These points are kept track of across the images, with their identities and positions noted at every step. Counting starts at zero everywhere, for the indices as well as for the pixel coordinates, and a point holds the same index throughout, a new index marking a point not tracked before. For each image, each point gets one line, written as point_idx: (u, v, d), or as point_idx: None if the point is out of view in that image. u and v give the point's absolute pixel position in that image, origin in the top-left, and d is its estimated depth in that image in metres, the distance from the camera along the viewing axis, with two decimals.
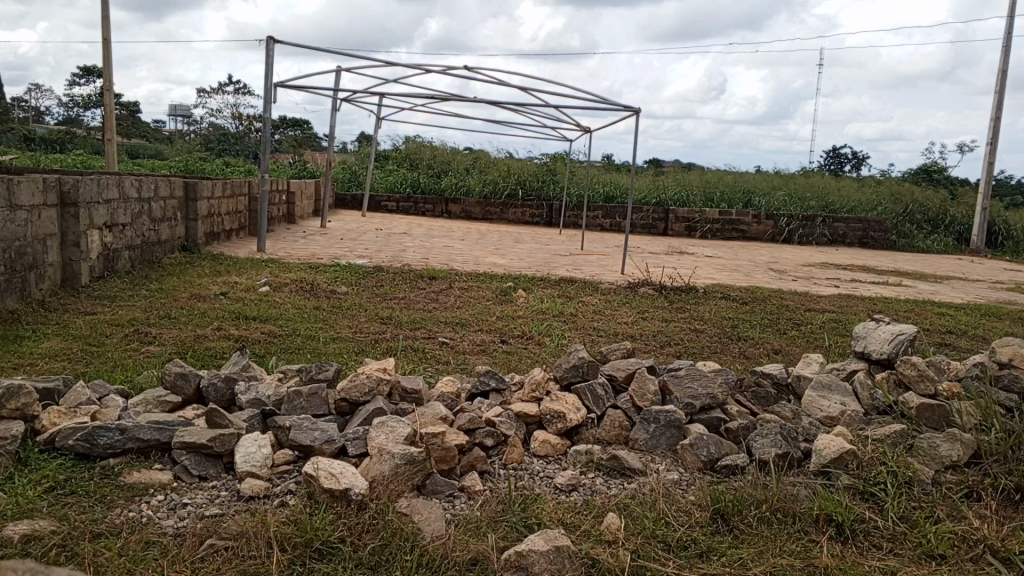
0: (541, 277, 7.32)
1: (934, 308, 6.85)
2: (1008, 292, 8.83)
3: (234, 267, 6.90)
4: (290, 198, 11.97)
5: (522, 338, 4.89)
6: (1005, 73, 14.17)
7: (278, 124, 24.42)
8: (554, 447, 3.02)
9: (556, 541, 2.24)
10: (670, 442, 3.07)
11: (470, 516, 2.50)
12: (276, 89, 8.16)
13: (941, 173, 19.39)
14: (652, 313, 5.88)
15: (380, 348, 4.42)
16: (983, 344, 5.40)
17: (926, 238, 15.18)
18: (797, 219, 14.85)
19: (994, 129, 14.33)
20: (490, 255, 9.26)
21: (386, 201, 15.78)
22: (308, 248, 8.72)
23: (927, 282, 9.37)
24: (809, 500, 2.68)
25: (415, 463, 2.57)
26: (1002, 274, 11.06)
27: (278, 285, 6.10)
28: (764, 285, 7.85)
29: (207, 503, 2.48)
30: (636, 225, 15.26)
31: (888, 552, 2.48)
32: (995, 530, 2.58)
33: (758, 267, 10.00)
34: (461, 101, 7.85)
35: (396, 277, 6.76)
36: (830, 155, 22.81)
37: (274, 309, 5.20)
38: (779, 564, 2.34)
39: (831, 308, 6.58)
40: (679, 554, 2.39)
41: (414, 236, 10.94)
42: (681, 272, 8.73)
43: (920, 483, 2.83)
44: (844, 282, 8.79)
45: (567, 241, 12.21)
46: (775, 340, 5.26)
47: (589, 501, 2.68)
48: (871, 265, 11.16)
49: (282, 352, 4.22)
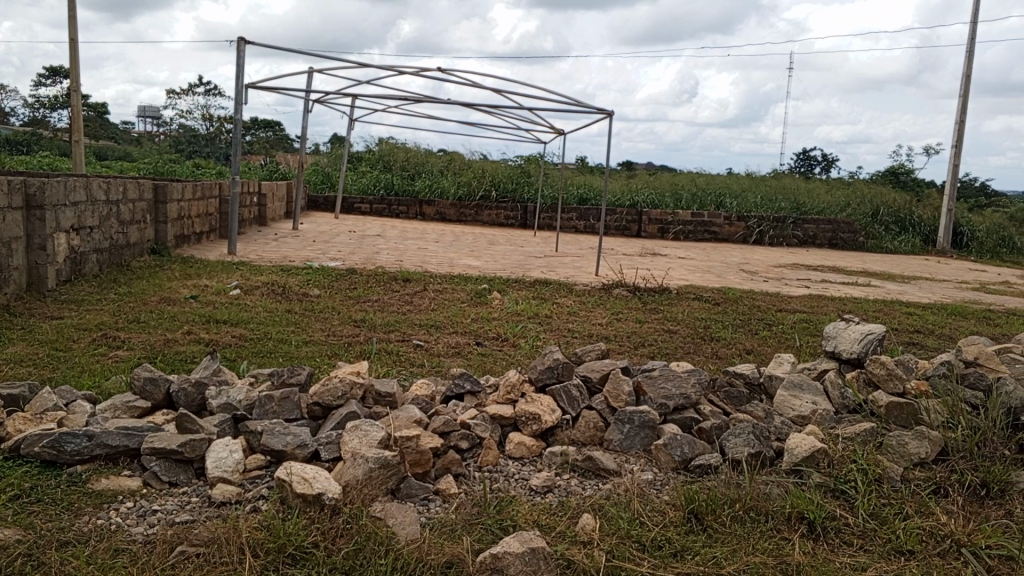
0: (516, 278, 7.33)
1: (902, 308, 6.96)
2: (973, 291, 9.00)
3: (205, 270, 6.82)
4: (262, 200, 11.86)
5: (497, 340, 4.89)
6: (968, 78, 14.43)
7: (249, 126, 24.17)
8: (529, 449, 3.02)
9: (531, 542, 2.24)
10: (644, 442, 3.09)
11: (445, 519, 2.50)
12: (247, 90, 8.08)
13: (907, 175, 19.73)
14: (626, 314, 5.92)
15: (354, 351, 4.40)
16: (949, 343, 5.51)
17: (893, 239, 15.43)
18: (768, 220, 15.02)
19: (958, 133, 14.60)
20: (464, 256, 9.25)
21: (359, 203, 15.71)
22: (280, 250, 8.65)
23: (895, 282, 9.52)
24: (781, 498, 2.71)
25: (389, 467, 2.56)
26: (967, 275, 11.28)
27: (250, 288, 6.04)
28: (736, 286, 7.93)
29: (177, 509, 2.45)
30: (610, 227, 15.33)
31: (859, 548, 2.51)
32: (962, 525, 2.63)
33: (730, 268, 10.10)
34: (434, 103, 7.83)
35: (370, 279, 6.72)
36: (800, 157, 23.10)
37: (246, 312, 5.15)
38: (753, 562, 2.36)
39: (802, 308, 6.66)
40: (653, 553, 2.40)
41: (387, 238, 10.90)
42: (654, 273, 8.79)
43: (889, 481, 2.88)
44: (814, 283, 8.91)
45: (541, 243, 12.24)
46: (747, 340, 5.31)
47: (563, 502, 2.68)
48: (841, 266, 11.31)
49: (253, 355, 4.18)
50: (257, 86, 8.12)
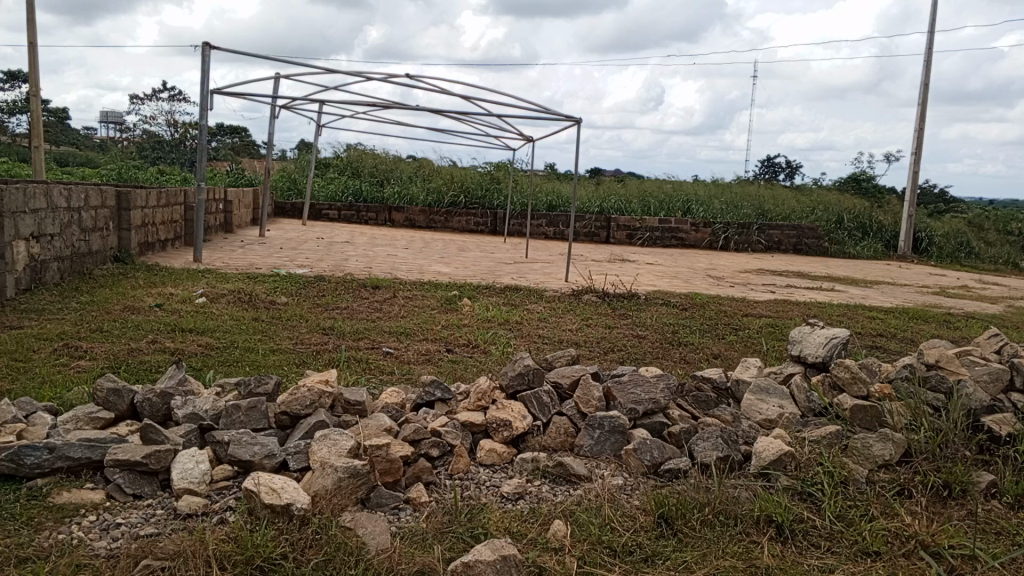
0: (486, 285, 7.33)
1: (865, 312, 7.09)
2: (933, 295, 9.20)
3: (170, 278, 6.72)
4: (228, 207, 11.71)
5: (467, 347, 4.89)
6: (927, 87, 14.78)
7: (214, 131, 23.84)
8: (500, 456, 3.01)
9: (503, 550, 2.23)
10: (614, 447, 3.10)
11: (416, 528, 2.48)
12: (213, 96, 7.98)
13: (869, 182, 20.14)
14: (596, 319, 5.95)
15: (323, 359, 4.36)
16: (911, 346, 5.62)
17: (856, 244, 15.73)
18: (734, 226, 15.21)
19: (917, 141, 14.93)
20: (434, 263, 9.23)
21: (327, 209, 15.60)
22: (246, 258, 8.54)
23: (858, 287, 9.70)
24: (750, 502, 2.73)
25: (359, 476, 2.54)
26: (927, 279, 11.52)
27: (216, 296, 5.96)
28: (703, 292, 8.01)
29: (142, 522, 2.40)
30: (579, 233, 15.40)
31: (826, 550, 2.54)
32: (926, 526, 2.68)
33: (697, 273, 10.22)
34: (402, 109, 7.81)
35: (338, 286, 6.68)
36: (765, 164, 23.46)
37: (212, 321, 5.08)
38: (723, 567, 2.38)
39: (768, 313, 6.75)
40: (624, 559, 2.41)
41: (356, 245, 10.83)
42: (624, 279, 8.85)
43: (855, 483, 2.92)
44: (780, 288, 9.04)
45: (511, 249, 12.26)
46: (714, 345, 5.37)
47: (535, 509, 2.68)
48: (806, 271, 11.48)
49: (220, 365, 4.12)
50: (222, 92, 8.02)
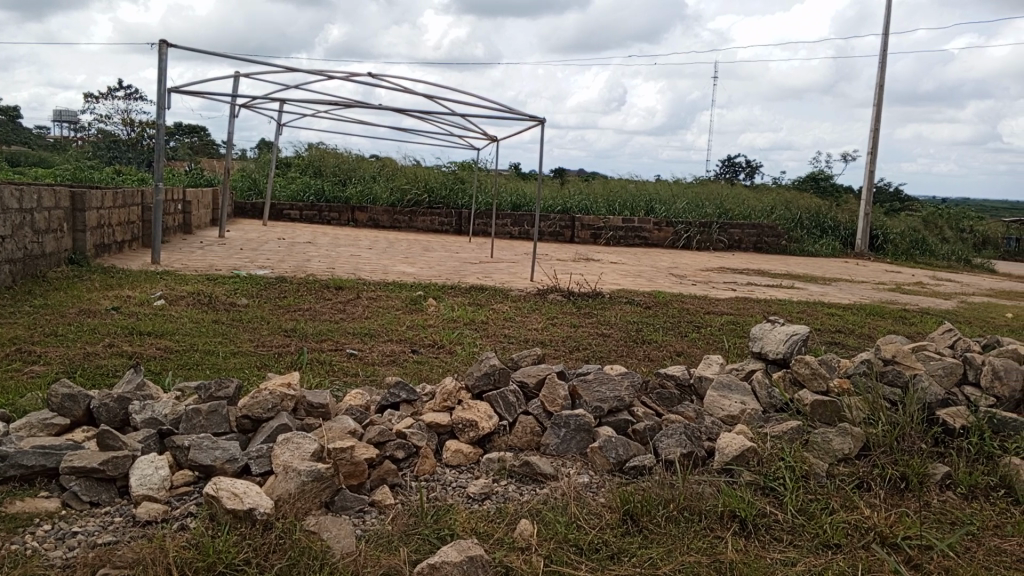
0: (451, 285, 7.32)
1: (824, 309, 7.23)
2: (889, 292, 9.40)
3: (127, 280, 6.58)
4: (187, 208, 11.50)
5: (433, 347, 4.87)
6: (881, 88, 15.09)
7: (171, 131, 23.37)
8: (466, 456, 3.01)
9: (469, 550, 2.22)
10: (580, 445, 3.12)
11: (382, 530, 2.46)
12: (170, 94, 7.83)
13: (827, 181, 20.52)
14: (561, 318, 5.98)
15: (285, 361, 4.31)
16: (868, 342, 5.74)
17: (814, 243, 16.01)
18: (695, 225, 15.40)
19: (873, 140, 15.25)
20: (398, 263, 9.19)
21: (289, 209, 15.43)
22: (206, 259, 8.38)
23: (816, 284, 9.88)
24: (713, 497, 2.76)
25: (323, 480, 2.51)
26: (883, 276, 11.78)
27: (175, 298, 5.85)
28: (666, 290, 8.10)
29: (99, 531, 2.35)
30: (544, 233, 15.43)
31: (788, 544, 2.58)
32: (884, 517, 2.74)
33: (660, 272, 10.31)
34: (365, 109, 7.74)
35: (301, 287, 6.61)
36: (725, 164, 23.77)
37: (170, 324, 4.98)
38: (688, 562, 2.40)
39: (729, 310, 6.85)
40: (591, 557, 2.42)
41: (319, 246, 10.71)
42: (588, 278, 8.91)
43: (816, 476, 2.97)
44: (741, 286, 9.17)
45: (475, 249, 12.24)
46: (677, 342, 5.43)
47: (501, 509, 2.67)
48: (766, 269, 11.67)
49: (179, 368, 4.05)
50: (180, 90, 7.87)
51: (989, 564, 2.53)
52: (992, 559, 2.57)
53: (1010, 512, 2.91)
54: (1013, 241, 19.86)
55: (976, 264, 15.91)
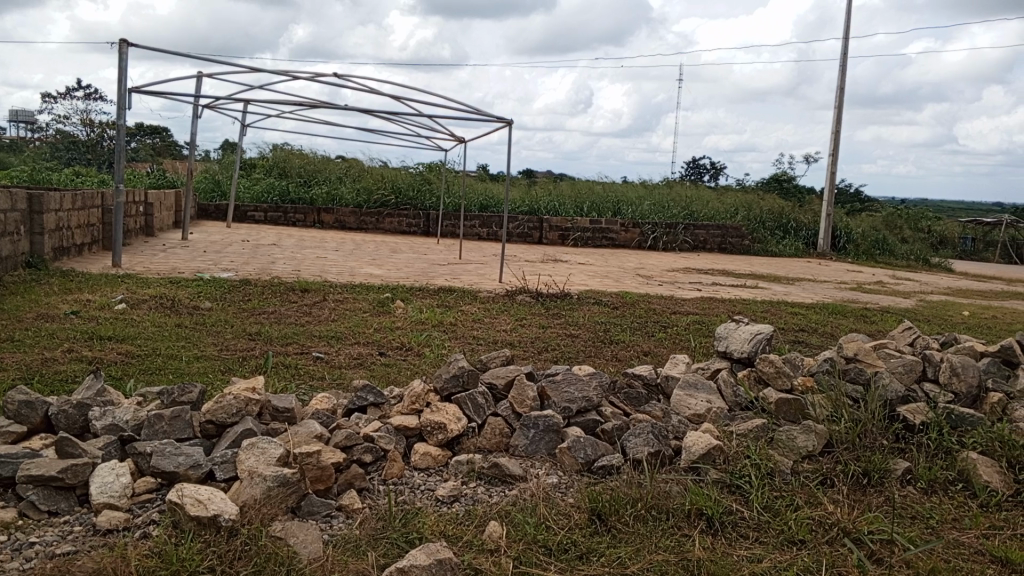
0: (419, 286, 7.29)
1: (788, 308, 7.34)
2: (850, 291, 9.58)
3: (87, 284, 6.44)
4: (148, 209, 11.30)
5: (400, 350, 4.84)
6: (842, 91, 15.36)
7: (133, 132, 22.95)
8: (434, 459, 3.00)
9: (438, 554, 2.21)
10: (549, 446, 3.12)
11: (349, 535, 2.44)
12: (130, 95, 7.68)
13: (790, 182, 20.84)
14: (530, 319, 5.99)
15: (249, 365, 4.24)
16: (831, 340, 5.84)
17: (778, 243, 16.25)
18: (661, 226, 15.54)
19: (834, 142, 15.53)
20: (366, 265, 9.13)
21: (253, 211, 15.23)
22: (167, 262, 8.24)
23: (780, 284, 10.03)
24: (680, 496, 2.78)
25: (289, 485, 2.48)
26: (844, 275, 12.00)
27: (136, 302, 5.74)
28: (633, 290, 8.15)
29: (58, 541, 2.29)
30: (512, 234, 15.44)
31: (754, 541, 2.61)
32: (847, 513, 2.79)
33: (627, 273, 10.38)
34: (331, 109, 7.67)
35: (266, 290, 6.52)
36: (690, 165, 24.01)
37: (130, 328, 4.88)
38: (656, 561, 2.42)
39: (695, 310, 6.92)
40: (560, 557, 2.43)
41: (284, 248, 10.59)
42: (556, 279, 8.94)
43: (781, 474, 3.01)
44: (706, 286, 9.27)
45: (444, 250, 12.19)
46: (645, 342, 5.46)
47: (470, 511, 2.67)
48: (731, 270, 11.81)
49: (140, 373, 3.97)
50: (141, 90, 7.73)
51: (949, 557, 2.58)
52: (952, 551, 2.63)
53: (968, 505, 2.97)
54: (969, 241, 20.38)
55: (934, 263, 16.28)
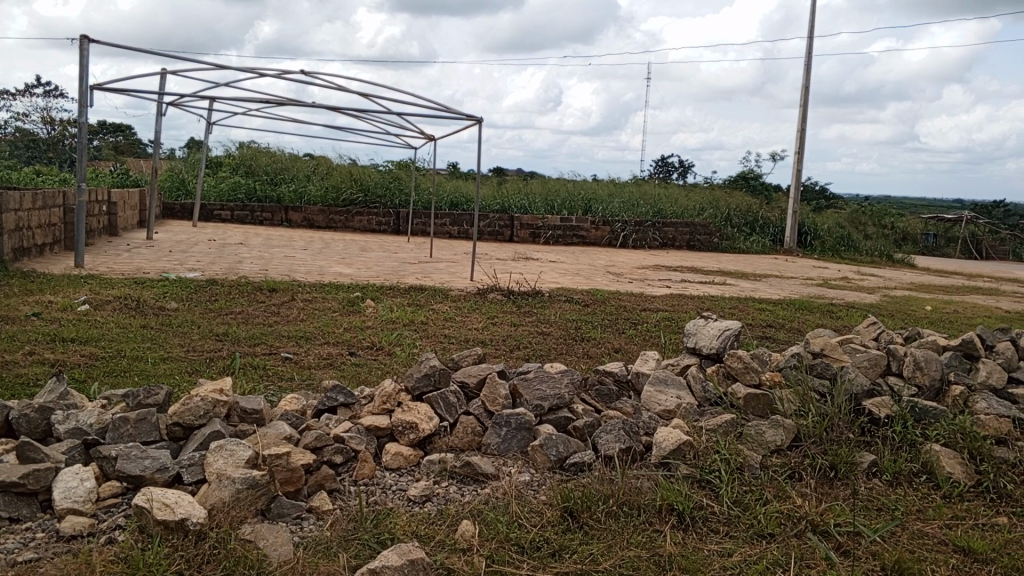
0: (389, 285, 7.25)
1: (756, 304, 7.43)
2: (816, 287, 9.72)
3: (48, 285, 6.31)
4: (112, 209, 11.08)
5: (371, 349, 4.81)
6: (807, 91, 15.58)
7: (96, 130, 22.52)
8: (406, 459, 2.98)
9: (410, 554, 2.20)
10: (521, 444, 3.12)
11: (320, 537, 2.42)
12: (92, 92, 7.52)
13: (757, 180, 21.08)
14: (501, 317, 5.98)
15: (217, 366, 4.18)
16: (798, 336, 5.92)
17: (745, 240, 16.44)
18: (631, 224, 15.64)
19: (800, 140, 15.73)
20: (335, 264, 9.06)
21: (219, 210, 15.01)
22: (132, 262, 8.08)
23: (747, 280, 10.16)
24: (652, 491, 2.80)
25: (258, 487, 2.45)
26: (810, 272, 12.19)
27: (100, 303, 5.63)
28: (603, 288, 8.19)
29: (20, 548, 2.24)
30: (483, 232, 15.41)
31: (724, 535, 2.64)
32: (815, 506, 2.83)
33: (598, 270, 10.42)
34: (298, 107, 7.59)
35: (232, 290, 6.44)
36: (658, 163, 24.16)
37: (94, 330, 4.78)
38: (628, 557, 2.43)
39: (664, 307, 6.97)
40: (532, 555, 2.43)
41: (251, 247, 10.45)
42: (527, 277, 8.95)
43: (750, 468, 3.05)
44: (675, 283, 9.35)
45: (414, 248, 12.13)
46: (615, 339, 5.48)
47: (442, 510, 2.66)
48: (700, 266, 11.92)
49: (105, 375, 3.90)
50: (103, 87, 7.57)
51: (914, 547, 2.63)
52: (916, 542, 2.68)
53: (931, 497, 3.04)
54: (931, 237, 20.79)
55: (897, 259, 16.60)
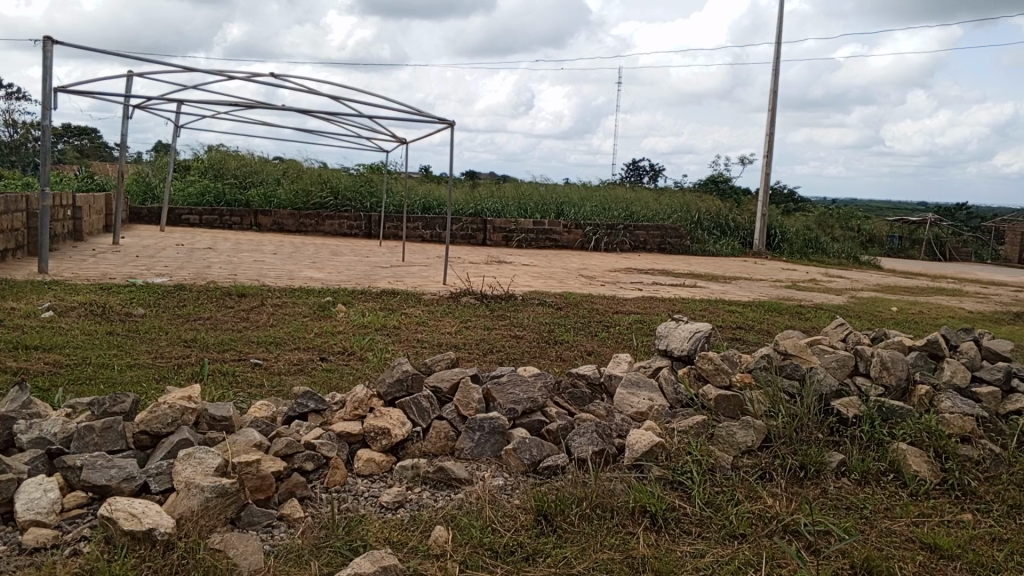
0: (361, 289, 7.20)
1: (726, 306, 7.50)
2: (785, 289, 9.86)
3: (10, 291, 6.17)
4: (76, 213, 10.87)
5: (342, 354, 4.77)
6: (775, 95, 15.78)
7: (60, 133, 22.04)
8: (378, 465, 2.95)
9: (383, 561, 2.18)
10: (494, 448, 3.12)
11: (292, 545, 2.39)
12: (56, 94, 7.38)
13: (726, 183, 21.32)
14: (474, 321, 5.97)
15: (184, 373, 4.12)
16: (767, 337, 5.99)
17: (715, 243, 16.61)
18: (603, 227, 15.73)
19: (769, 144, 15.94)
20: (307, 268, 8.98)
21: (188, 214, 14.79)
22: (97, 268, 7.93)
23: (718, 283, 10.27)
24: (624, 493, 2.81)
25: (228, 495, 2.41)
26: (779, 274, 12.35)
27: (64, 309, 5.52)
28: (575, 291, 8.21)
29: None
30: (456, 235, 15.38)
31: (697, 536, 2.66)
32: (785, 506, 2.86)
33: (570, 274, 10.46)
34: (268, 109, 7.51)
35: (201, 295, 6.35)
36: (629, 167, 24.33)
37: (59, 337, 4.68)
38: (601, 560, 2.44)
39: (636, 309, 7.02)
40: (506, 559, 2.42)
41: (220, 252, 10.30)
42: (500, 280, 8.96)
43: (722, 469, 3.07)
44: (647, 285, 9.42)
45: (386, 252, 12.08)
46: (588, 342, 5.50)
47: (415, 516, 2.64)
48: (671, 269, 12.02)
49: (69, 383, 3.82)
50: (67, 89, 7.43)
51: (882, 545, 2.67)
52: (885, 540, 2.71)
53: (899, 495, 3.09)
54: (896, 239, 21.16)
55: (864, 261, 16.86)
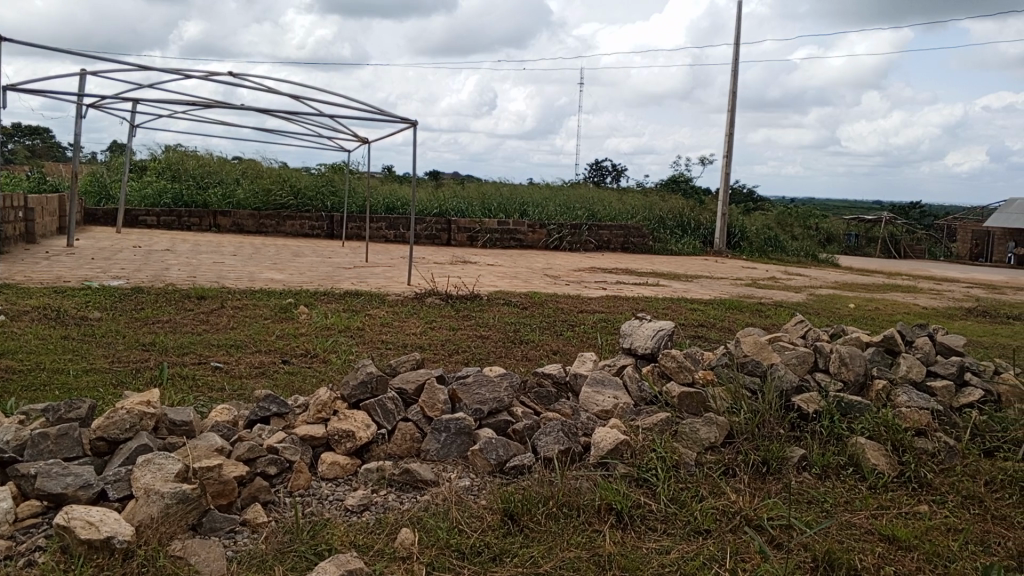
0: (324, 291, 7.13)
1: (689, 304, 7.58)
2: (745, 287, 10.01)
3: None
4: (29, 215, 10.59)
5: (305, 357, 4.72)
6: (733, 96, 15.99)
7: (10, 132, 21.46)
8: (343, 468, 2.92)
9: (348, 564, 2.16)
10: (460, 448, 3.11)
11: (254, 550, 2.36)
12: (5, 92, 7.16)
13: (688, 183, 21.56)
14: (439, 321, 5.95)
15: (142, 378, 4.04)
16: (729, 335, 6.08)
17: (677, 242, 16.79)
18: (566, 227, 15.79)
19: (729, 144, 16.15)
20: (268, 270, 8.86)
21: (145, 215, 14.48)
22: (50, 271, 7.73)
23: (680, 281, 10.39)
24: (591, 492, 2.82)
25: (189, 501, 2.36)
26: (740, 272, 12.54)
27: (15, 313, 5.36)
28: (540, 291, 8.23)
29: None
30: (419, 236, 15.31)
31: (662, 533, 2.68)
32: (748, 501, 2.90)
33: (535, 273, 10.48)
34: (226, 108, 7.39)
35: (159, 297, 6.23)
36: (592, 167, 24.45)
37: (11, 342, 4.55)
38: (568, 558, 2.44)
39: (600, 308, 7.06)
40: (473, 561, 2.42)
41: (179, 253, 10.12)
42: (465, 280, 8.95)
43: (686, 465, 3.10)
44: (610, 285, 9.48)
45: (349, 253, 11.98)
46: (553, 341, 5.52)
47: (381, 518, 2.62)
48: (634, 269, 12.12)
49: (22, 390, 3.71)
50: (16, 87, 7.22)
51: (842, 538, 2.72)
52: (845, 532, 2.77)
53: (858, 488, 3.15)
54: (853, 237, 21.60)
55: (822, 259, 17.18)
